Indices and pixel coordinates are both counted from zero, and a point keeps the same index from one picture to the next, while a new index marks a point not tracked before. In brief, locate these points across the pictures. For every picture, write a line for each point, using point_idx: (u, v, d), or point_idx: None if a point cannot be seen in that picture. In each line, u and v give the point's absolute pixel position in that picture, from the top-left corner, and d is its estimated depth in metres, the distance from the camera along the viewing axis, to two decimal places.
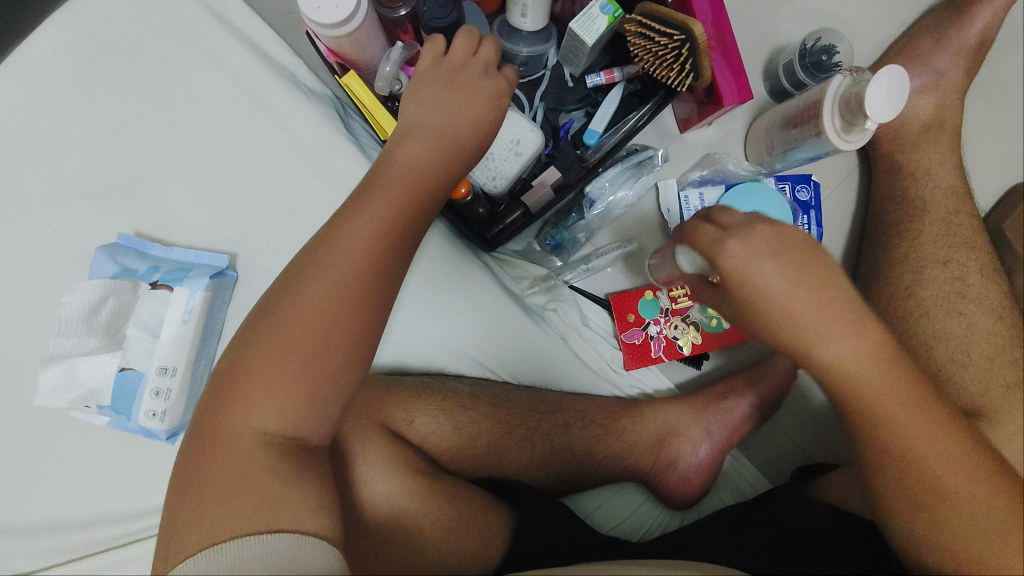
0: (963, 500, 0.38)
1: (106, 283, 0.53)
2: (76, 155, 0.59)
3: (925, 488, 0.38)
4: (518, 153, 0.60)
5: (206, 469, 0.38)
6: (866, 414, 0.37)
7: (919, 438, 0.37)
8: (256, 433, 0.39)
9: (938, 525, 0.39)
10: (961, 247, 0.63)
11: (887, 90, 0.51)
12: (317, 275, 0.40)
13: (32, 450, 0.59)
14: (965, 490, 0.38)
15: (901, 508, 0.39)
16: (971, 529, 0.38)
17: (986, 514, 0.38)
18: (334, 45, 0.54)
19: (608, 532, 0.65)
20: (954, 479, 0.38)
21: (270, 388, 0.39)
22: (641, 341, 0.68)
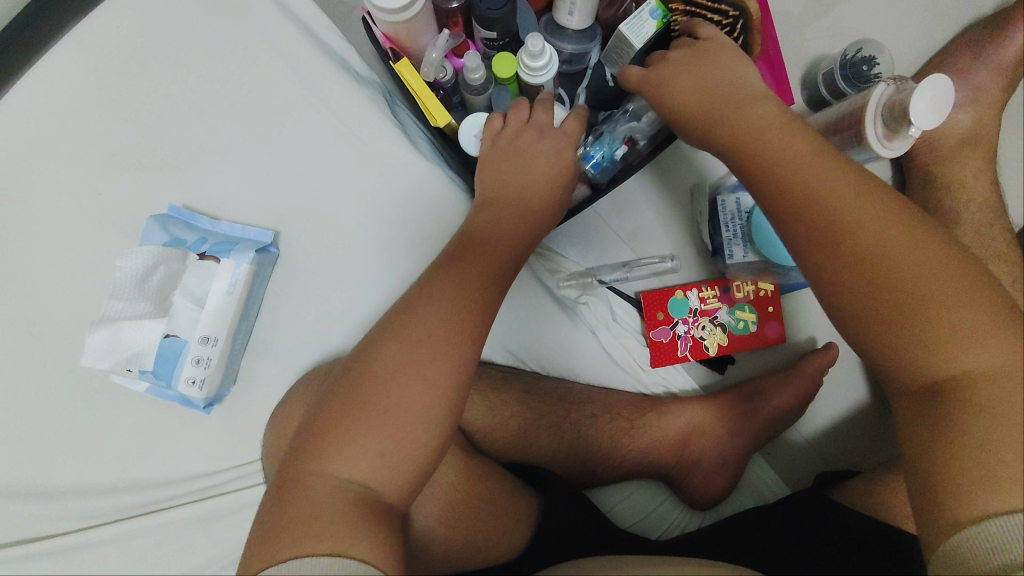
0: (898, 266, 0.36)
1: (156, 249, 0.54)
2: (132, 126, 0.60)
3: (866, 246, 0.37)
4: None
5: (328, 444, 0.40)
6: (777, 169, 0.41)
7: (830, 189, 0.39)
8: (382, 408, 0.41)
9: (881, 313, 0.36)
10: (993, 260, 0.64)
11: (931, 101, 0.51)
12: (427, 307, 0.44)
13: (69, 413, 0.60)
14: (902, 255, 0.36)
15: (846, 295, 0.38)
16: (917, 307, 0.35)
17: (932, 287, 0.35)
18: (390, 31, 0.56)
19: (628, 527, 0.67)
20: (889, 244, 0.36)
21: (385, 411, 0.40)
22: (668, 340, 0.69)
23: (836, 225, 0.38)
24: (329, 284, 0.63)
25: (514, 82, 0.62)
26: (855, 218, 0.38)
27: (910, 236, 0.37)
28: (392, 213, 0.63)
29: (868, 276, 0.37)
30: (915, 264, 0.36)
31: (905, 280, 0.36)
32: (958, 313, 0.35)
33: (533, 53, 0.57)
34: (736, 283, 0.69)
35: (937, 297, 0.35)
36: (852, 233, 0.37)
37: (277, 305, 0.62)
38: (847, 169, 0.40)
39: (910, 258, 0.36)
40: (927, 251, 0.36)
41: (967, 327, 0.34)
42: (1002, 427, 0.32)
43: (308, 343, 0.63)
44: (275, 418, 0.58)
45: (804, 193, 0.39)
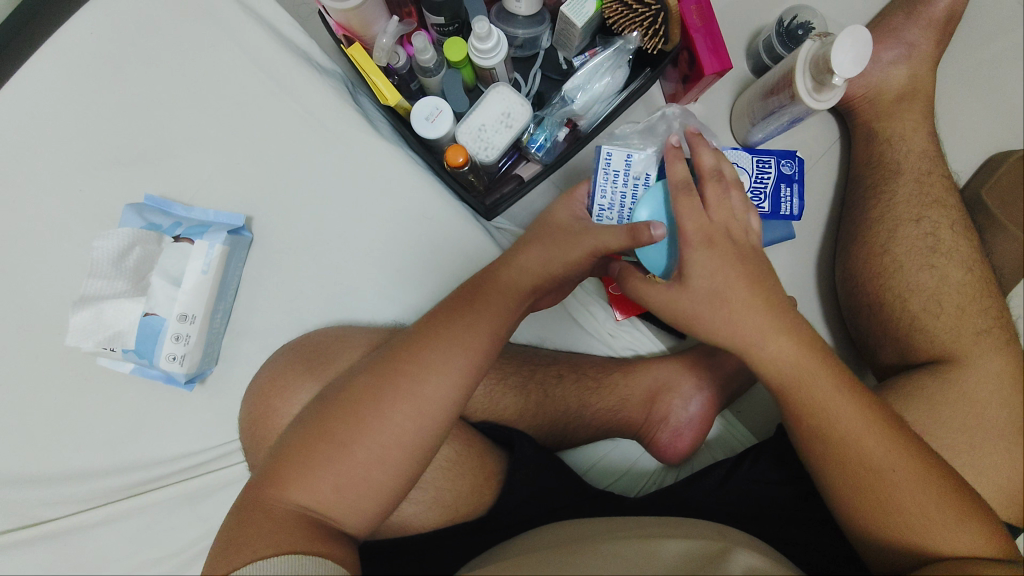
0: (897, 483, 0.44)
1: (133, 230, 0.57)
2: (110, 126, 0.64)
3: (885, 490, 0.44)
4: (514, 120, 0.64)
5: (333, 430, 0.45)
6: (808, 414, 0.46)
7: (859, 440, 0.45)
8: (382, 414, 0.45)
9: (892, 508, 0.44)
10: (933, 206, 0.66)
11: (854, 51, 0.55)
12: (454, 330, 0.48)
13: (61, 398, 0.63)
14: (903, 482, 0.44)
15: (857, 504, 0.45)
16: (916, 520, 0.44)
17: (934, 511, 0.44)
18: (342, 19, 0.59)
19: (604, 487, 0.69)
20: (901, 482, 0.44)
21: (381, 413, 0.45)
22: (626, 293, 0.71)
23: (852, 476, 0.45)
24: (301, 265, 0.66)
25: (466, 66, 0.66)
26: (820, 391, 0.45)
27: (829, 404, 0.45)
28: (357, 194, 0.67)
29: (862, 501, 0.45)
30: (923, 517, 0.44)
31: (880, 465, 0.44)
32: (890, 479, 0.44)
33: (480, 36, 0.61)
34: None
35: (923, 491, 0.44)
36: (838, 480, 0.46)
37: (254, 286, 0.66)
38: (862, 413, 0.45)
39: (895, 475, 0.44)
40: (897, 449, 0.45)
41: (912, 489, 0.44)
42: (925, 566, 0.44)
43: (283, 323, 0.66)
44: (249, 392, 0.60)
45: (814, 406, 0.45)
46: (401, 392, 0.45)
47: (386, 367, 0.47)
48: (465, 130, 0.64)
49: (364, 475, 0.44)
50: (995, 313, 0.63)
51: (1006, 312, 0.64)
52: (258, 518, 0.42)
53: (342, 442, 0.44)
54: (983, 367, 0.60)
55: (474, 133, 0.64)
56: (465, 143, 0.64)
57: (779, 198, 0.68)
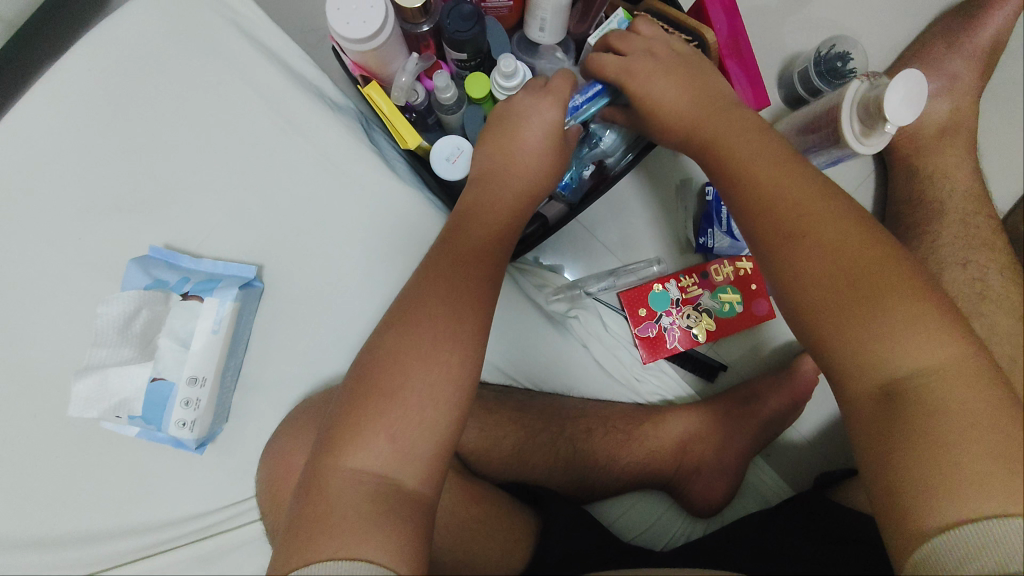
0: (860, 268, 0.36)
1: (140, 292, 0.54)
2: (108, 168, 0.60)
3: (862, 284, 0.36)
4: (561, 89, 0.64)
5: (376, 395, 0.40)
6: (755, 192, 0.41)
7: (812, 217, 0.39)
8: (423, 384, 0.41)
9: (848, 308, 0.36)
10: (979, 249, 0.64)
11: (905, 96, 0.52)
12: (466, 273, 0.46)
13: (63, 461, 0.59)
14: (865, 264, 0.36)
15: (818, 300, 0.37)
16: (878, 317, 0.35)
17: (899, 304, 0.35)
18: (360, 59, 0.55)
19: (631, 540, 0.66)
20: (858, 259, 0.37)
21: (420, 367, 0.41)
22: (656, 334, 0.69)
23: (822, 288, 0.37)
24: (315, 314, 0.63)
25: (487, 102, 0.62)
26: (779, 184, 0.41)
27: (773, 175, 0.41)
28: (373, 239, 0.63)
29: (843, 331, 0.36)
30: (908, 341, 0.35)
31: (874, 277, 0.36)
32: (884, 289, 0.36)
33: (507, 72, 0.57)
34: (713, 268, 0.69)
35: (886, 286, 0.36)
36: (807, 304, 0.38)
37: (266, 338, 0.62)
38: (821, 198, 0.39)
39: (875, 272, 0.36)
40: (863, 238, 0.37)
41: (865, 287, 0.36)
42: (877, 379, 0.35)
43: (297, 375, 0.62)
44: (269, 452, 0.58)
45: (789, 210, 0.39)
46: (415, 353, 0.41)
47: (382, 346, 0.43)
48: None
49: (410, 446, 0.40)
50: None
51: None
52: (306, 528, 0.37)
53: (384, 403, 0.40)
54: None
55: None
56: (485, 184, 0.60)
57: None
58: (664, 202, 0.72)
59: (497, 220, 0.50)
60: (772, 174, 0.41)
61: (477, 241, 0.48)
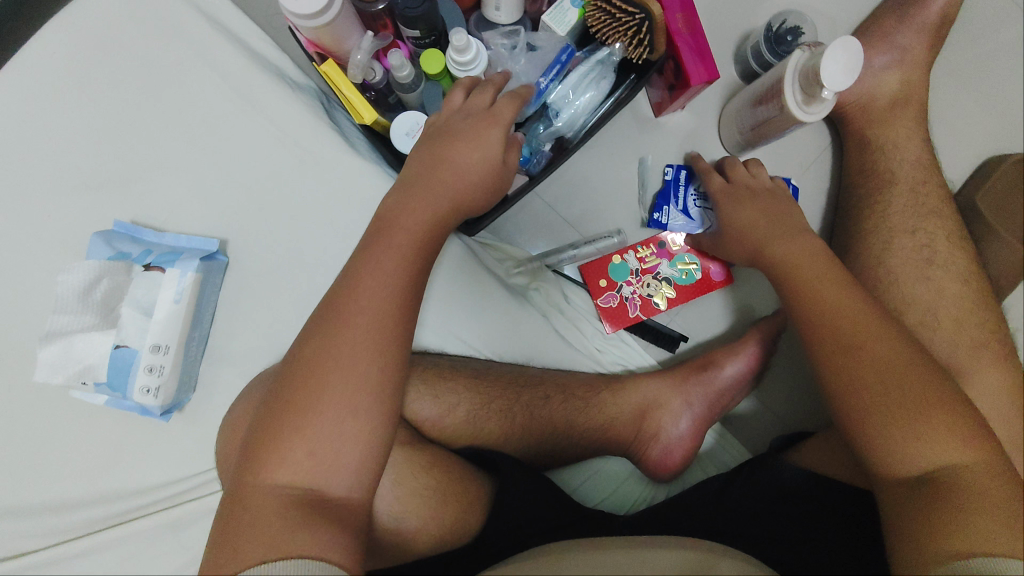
0: (885, 355, 0.48)
1: (99, 263, 0.56)
2: (74, 148, 0.62)
3: (877, 370, 0.47)
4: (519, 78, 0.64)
5: (296, 409, 0.42)
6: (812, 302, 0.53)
7: (863, 332, 0.49)
8: (345, 381, 0.43)
9: (893, 409, 0.46)
10: (929, 216, 0.65)
11: (844, 64, 0.53)
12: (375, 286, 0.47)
13: (33, 432, 0.61)
14: (886, 352, 0.48)
15: (846, 380, 0.48)
16: (897, 402, 0.46)
17: (896, 365, 0.47)
18: (313, 36, 0.57)
19: (593, 506, 0.68)
20: (893, 358, 0.47)
21: (328, 387, 0.43)
22: (617, 304, 0.72)
23: (859, 337, 0.49)
24: (279, 287, 0.64)
25: (445, 78, 0.64)
26: (822, 288, 0.53)
27: (828, 290, 0.53)
28: (335, 215, 0.65)
29: (834, 357, 0.50)
30: (882, 370, 0.47)
31: (834, 325, 0.51)
32: (877, 350, 0.48)
33: (460, 49, 0.59)
34: (670, 239, 0.72)
35: (873, 355, 0.48)
36: (823, 352, 0.51)
37: (230, 310, 0.64)
38: (864, 314, 0.50)
39: (888, 361, 0.48)
40: (881, 332, 0.49)
41: (894, 377, 0.47)
42: (893, 419, 0.46)
43: (262, 347, 0.64)
44: (227, 420, 0.58)
45: (799, 274, 0.55)
46: (343, 338, 0.44)
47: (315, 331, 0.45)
48: None
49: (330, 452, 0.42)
50: (991, 327, 0.62)
51: (1005, 326, 0.63)
52: (242, 508, 0.40)
53: (301, 413, 0.42)
54: (978, 385, 0.59)
55: None
56: None
57: None
58: (625, 178, 0.74)
59: (426, 208, 0.51)
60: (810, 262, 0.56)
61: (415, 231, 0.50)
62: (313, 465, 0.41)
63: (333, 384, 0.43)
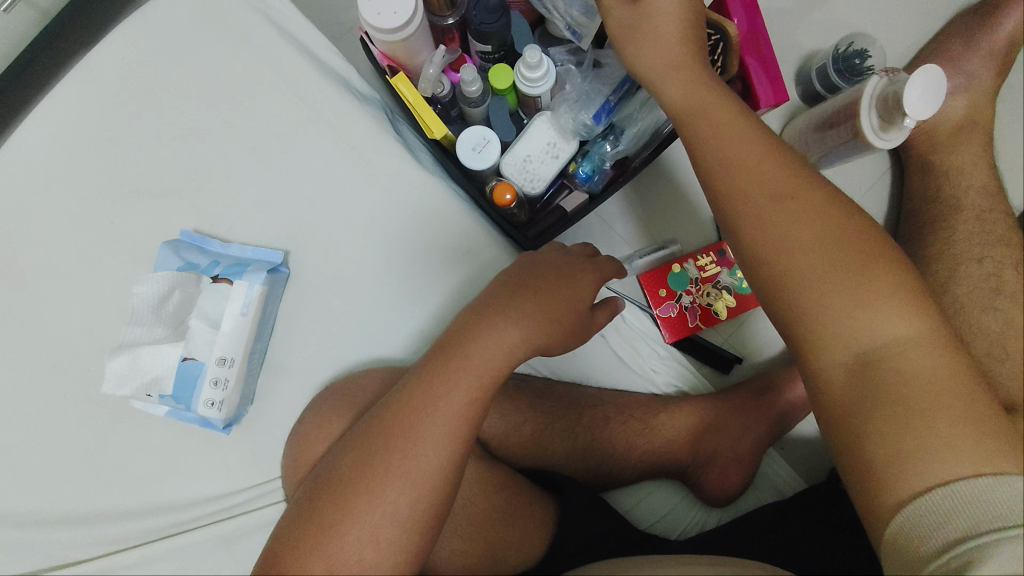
0: (883, 328, 0.37)
1: (172, 274, 0.55)
2: (141, 156, 0.62)
3: (899, 375, 0.37)
4: (589, 95, 0.62)
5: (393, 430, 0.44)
6: (783, 255, 0.40)
7: (841, 290, 0.38)
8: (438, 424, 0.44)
9: (903, 395, 0.36)
10: (996, 244, 0.64)
11: (925, 90, 0.52)
12: (494, 329, 0.47)
13: (95, 439, 0.61)
14: (887, 320, 0.38)
15: (850, 367, 0.38)
16: (913, 387, 0.36)
17: (902, 342, 0.37)
18: (387, 50, 0.57)
19: (647, 528, 0.67)
20: (895, 334, 0.37)
21: (427, 420, 0.44)
22: (677, 314, 0.71)
23: (864, 328, 0.38)
24: (340, 300, 0.64)
25: (511, 92, 0.63)
26: (783, 221, 0.40)
27: (805, 231, 0.40)
28: (396, 228, 0.64)
29: (797, 291, 0.40)
30: (851, 310, 0.38)
31: (796, 252, 0.40)
32: (880, 318, 0.38)
33: (531, 66, 0.58)
34: (730, 246, 0.71)
35: (877, 328, 0.38)
36: (822, 322, 0.39)
37: (291, 323, 0.63)
38: (856, 256, 0.39)
39: (893, 334, 0.37)
40: (881, 297, 0.38)
41: (913, 359, 0.37)
42: (909, 413, 0.36)
43: (322, 359, 0.64)
44: (293, 435, 0.59)
45: (746, 195, 0.42)
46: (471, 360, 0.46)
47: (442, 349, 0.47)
48: (513, 162, 0.63)
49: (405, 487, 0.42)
50: None
51: None
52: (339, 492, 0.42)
53: (399, 439, 0.43)
54: None
55: (521, 164, 0.63)
56: (510, 175, 0.63)
57: None
58: (681, 197, 0.74)
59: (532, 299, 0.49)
60: (769, 176, 0.42)
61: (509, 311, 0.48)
62: (389, 505, 0.41)
63: (452, 403, 0.44)
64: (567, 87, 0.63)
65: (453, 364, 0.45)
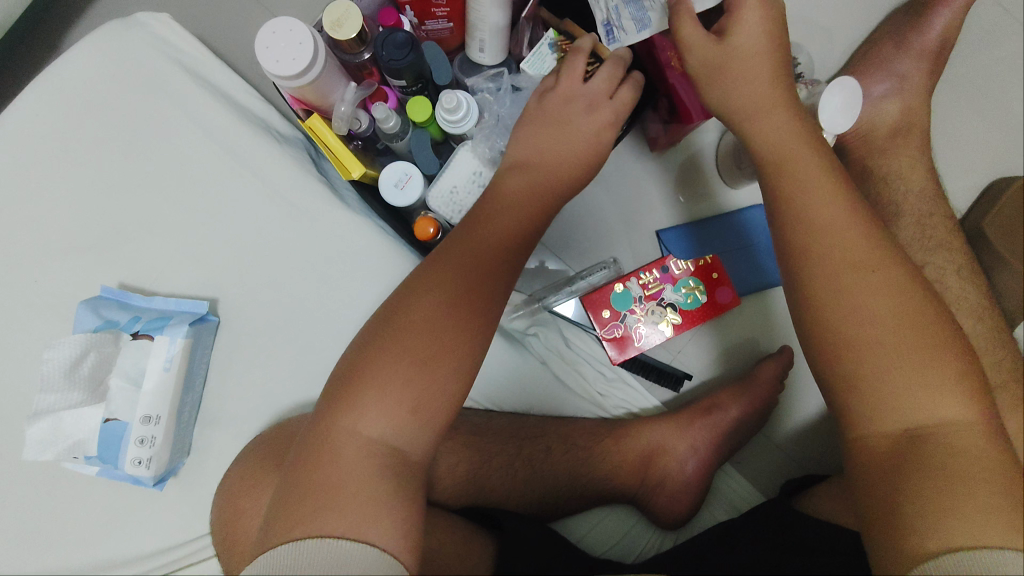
0: (911, 381, 0.39)
1: (86, 336, 0.54)
2: (60, 211, 0.61)
3: (934, 445, 0.37)
4: (507, 123, 0.62)
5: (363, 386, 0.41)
6: (829, 284, 0.41)
7: (876, 331, 0.40)
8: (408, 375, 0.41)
9: (934, 467, 0.37)
10: (935, 250, 0.63)
11: (841, 103, 0.52)
12: (466, 271, 0.46)
13: (28, 502, 0.60)
14: (916, 367, 0.39)
15: (877, 416, 0.39)
16: (939, 450, 0.37)
17: (931, 396, 0.38)
18: (297, 94, 0.55)
19: (599, 555, 0.66)
20: (926, 391, 0.38)
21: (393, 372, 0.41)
22: (622, 334, 0.68)
23: (890, 361, 0.39)
24: (273, 345, 0.63)
25: (433, 124, 0.62)
26: (813, 223, 0.43)
27: (853, 261, 0.41)
28: (327, 269, 0.63)
29: (839, 327, 0.41)
30: (907, 382, 0.39)
31: (873, 327, 0.40)
32: (903, 361, 0.39)
33: (450, 108, 0.58)
34: (673, 261, 0.69)
35: (909, 375, 0.39)
36: (860, 368, 0.40)
37: (224, 371, 0.62)
38: (892, 297, 0.40)
39: (918, 383, 0.39)
40: (920, 345, 0.39)
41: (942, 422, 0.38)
42: (938, 481, 0.36)
43: (258, 406, 0.63)
44: (221, 489, 0.58)
45: (823, 252, 0.42)
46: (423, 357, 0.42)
47: (379, 334, 0.43)
48: (437, 195, 0.60)
49: (376, 433, 0.40)
50: (1009, 365, 0.59)
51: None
52: (297, 500, 0.38)
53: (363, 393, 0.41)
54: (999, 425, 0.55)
55: (445, 196, 0.61)
56: (436, 208, 0.61)
57: (757, 266, 0.71)
58: (622, 215, 0.73)
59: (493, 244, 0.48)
60: (811, 162, 0.45)
61: (484, 251, 0.47)
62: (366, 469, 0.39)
63: (433, 355, 0.42)
64: (485, 115, 0.63)
65: (424, 299, 0.44)
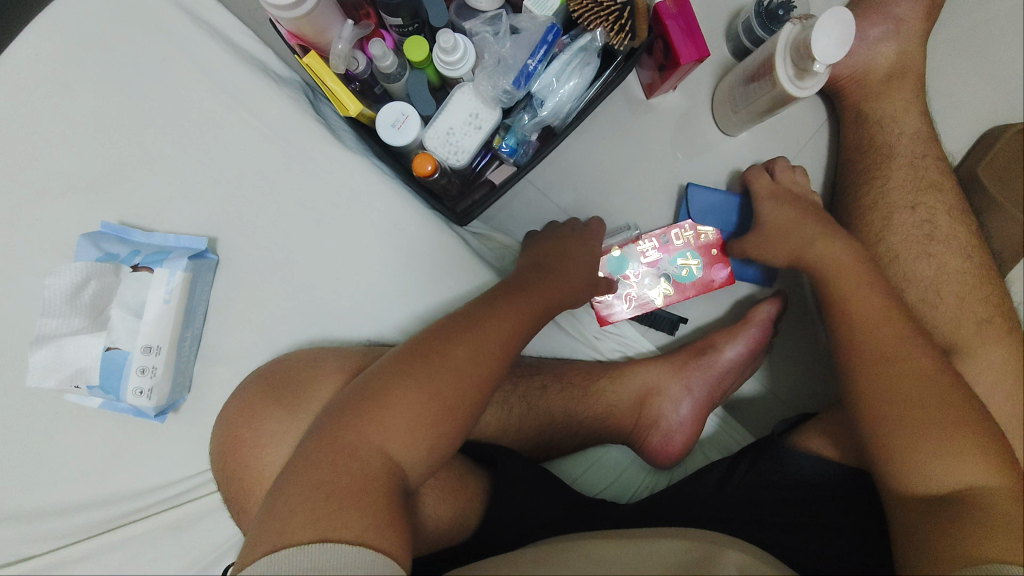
0: (925, 386, 0.50)
1: (85, 265, 0.56)
2: (61, 150, 0.61)
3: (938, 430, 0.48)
4: (508, 61, 0.61)
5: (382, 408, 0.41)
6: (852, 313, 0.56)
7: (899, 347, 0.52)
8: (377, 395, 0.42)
9: (948, 449, 0.47)
10: (928, 190, 0.64)
11: (838, 36, 0.52)
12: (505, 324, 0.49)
13: (32, 436, 0.61)
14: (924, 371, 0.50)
15: (892, 406, 0.50)
16: (946, 437, 0.47)
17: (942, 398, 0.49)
18: (294, 28, 0.56)
19: (594, 494, 0.67)
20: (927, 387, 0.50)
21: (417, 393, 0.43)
22: (613, 300, 0.70)
23: (901, 363, 0.51)
24: (271, 284, 0.64)
25: (429, 66, 0.62)
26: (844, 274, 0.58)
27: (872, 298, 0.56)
28: (324, 209, 0.64)
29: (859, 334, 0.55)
30: (914, 381, 0.50)
31: (925, 398, 0.49)
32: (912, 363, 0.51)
33: (447, 48, 0.58)
34: (673, 234, 0.70)
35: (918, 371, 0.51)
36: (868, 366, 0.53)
37: (223, 309, 0.63)
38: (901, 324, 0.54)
39: (922, 378, 0.50)
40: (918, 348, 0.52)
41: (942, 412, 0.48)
42: (950, 457, 0.47)
43: (257, 343, 0.64)
44: (219, 422, 0.59)
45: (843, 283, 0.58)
46: (447, 364, 0.44)
47: (404, 362, 0.44)
48: (434, 135, 0.61)
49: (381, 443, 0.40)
50: (997, 301, 0.61)
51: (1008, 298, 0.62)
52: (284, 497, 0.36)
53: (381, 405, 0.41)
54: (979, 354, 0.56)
55: (442, 136, 0.61)
56: (432, 148, 0.61)
57: None
58: (619, 163, 0.73)
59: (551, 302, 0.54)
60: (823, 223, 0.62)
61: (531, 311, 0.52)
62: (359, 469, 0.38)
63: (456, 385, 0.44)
64: (485, 56, 0.62)
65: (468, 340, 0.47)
